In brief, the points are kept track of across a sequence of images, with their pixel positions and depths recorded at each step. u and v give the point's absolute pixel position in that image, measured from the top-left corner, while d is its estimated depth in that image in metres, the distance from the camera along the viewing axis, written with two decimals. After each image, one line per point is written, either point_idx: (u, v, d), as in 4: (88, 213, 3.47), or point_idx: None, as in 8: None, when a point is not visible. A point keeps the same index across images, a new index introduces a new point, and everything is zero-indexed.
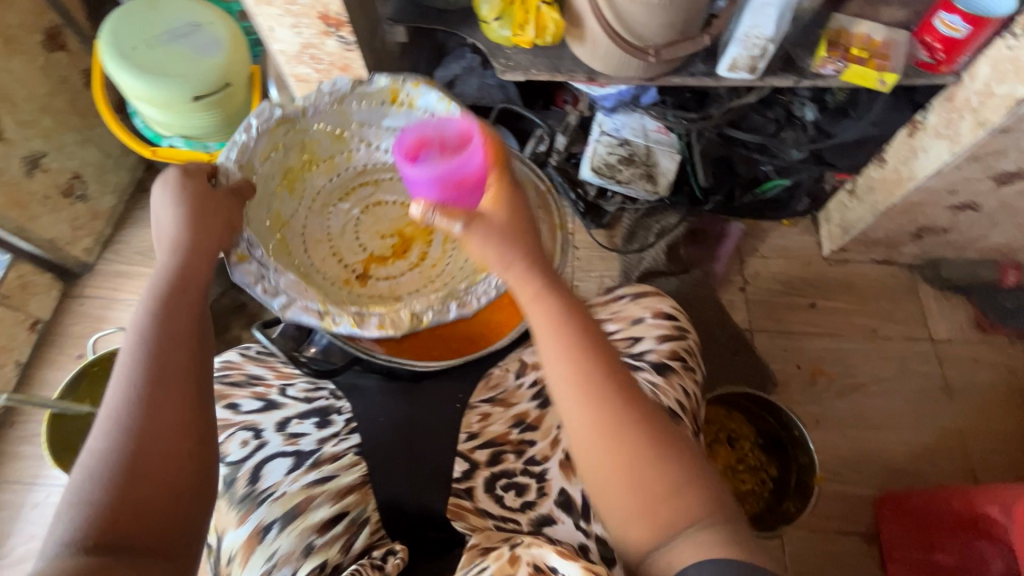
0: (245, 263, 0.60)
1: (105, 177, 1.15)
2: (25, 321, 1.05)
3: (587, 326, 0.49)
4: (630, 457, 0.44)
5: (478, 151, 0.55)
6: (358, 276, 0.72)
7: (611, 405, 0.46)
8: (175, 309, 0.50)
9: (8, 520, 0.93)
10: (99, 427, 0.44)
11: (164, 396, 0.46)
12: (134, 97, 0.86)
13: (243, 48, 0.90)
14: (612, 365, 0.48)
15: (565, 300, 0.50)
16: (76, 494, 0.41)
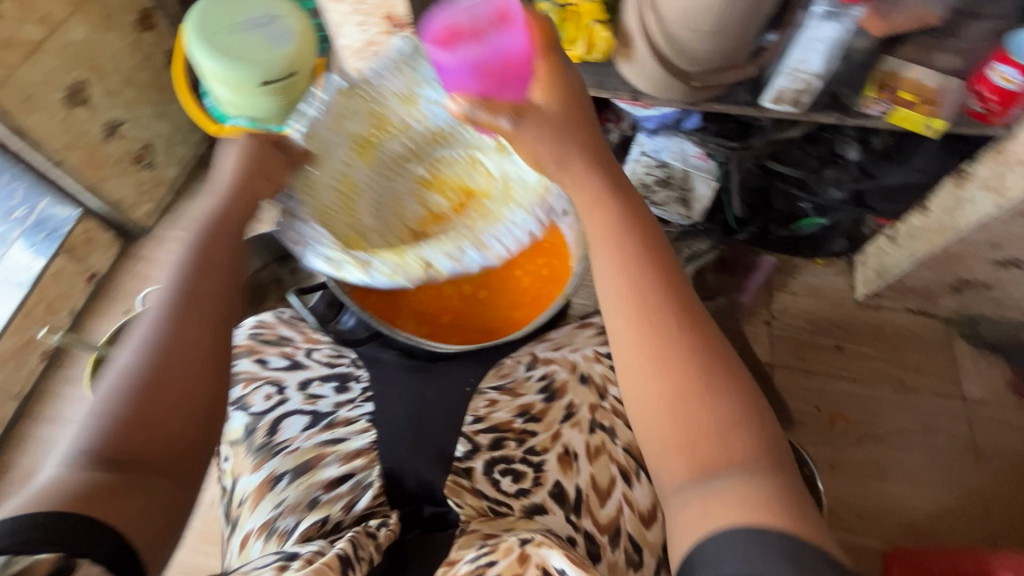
0: (290, 218, 0.64)
1: (172, 150, 1.24)
2: (83, 273, 1.13)
3: (649, 258, 0.50)
4: (676, 389, 0.45)
5: (521, 32, 0.56)
6: (416, 233, 0.75)
7: (663, 332, 0.46)
8: (213, 245, 0.54)
9: (44, 454, 1.00)
10: (131, 346, 0.48)
11: (188, 322, 0.49)
12: (209, 77, 0.93)
13: (312, 42, 0.97)
14: (671, 292, 0.48)
15: (630, 227, 0.52)
16: (96, 406, 0.45)
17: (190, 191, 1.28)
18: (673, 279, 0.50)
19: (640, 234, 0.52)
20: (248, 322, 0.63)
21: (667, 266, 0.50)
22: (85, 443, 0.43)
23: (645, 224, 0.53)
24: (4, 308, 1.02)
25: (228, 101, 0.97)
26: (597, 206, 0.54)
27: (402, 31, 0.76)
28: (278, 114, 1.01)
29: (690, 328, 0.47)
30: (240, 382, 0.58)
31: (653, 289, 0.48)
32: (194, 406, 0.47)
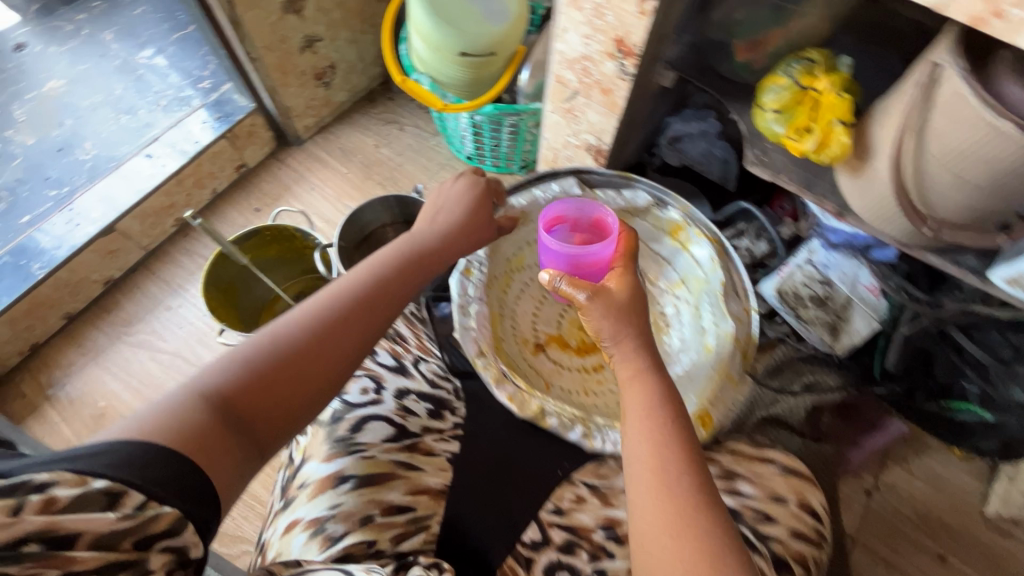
0: (470, 276, 0.70)
1: (350, 77, 1.27)
2: (235, 161, 1.19)
3: (674, 448, 0.49)
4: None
5: (613, 241, 0.64)
6: (537, 343, 0.75)
7: (666, 532, 0.45)
8: (406, 271, 0.59)
9: (145, 308, 1.08)
10: (301, 315, 0.52)
11: (355, 329, 0.53)
12: (416, 30, 0.94)
13: (523, 27, 0.93)
14: (694, 493, 0.47)
15: (664, 411, 0.51)
16: (246, 350, 0.48)
17: (350, 120, 1.32)
18: (693, 475, 0.48)
19: (673, 422, 0.51)
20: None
21: (694, 457, 0.49)
22: (224, 386, 0.46)
23: (681, 410, 0.52)
24: (164, 170, 1.10)
25: (422, 56, 0.97)
26: (646, 388, 0.53)
27: (625, 59, 0.70)
28: (461, 86, 0.99)
29: (699, 533, 0.45)
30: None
31: (675, 482, 0.47)
32: (318, 404, 0.50)
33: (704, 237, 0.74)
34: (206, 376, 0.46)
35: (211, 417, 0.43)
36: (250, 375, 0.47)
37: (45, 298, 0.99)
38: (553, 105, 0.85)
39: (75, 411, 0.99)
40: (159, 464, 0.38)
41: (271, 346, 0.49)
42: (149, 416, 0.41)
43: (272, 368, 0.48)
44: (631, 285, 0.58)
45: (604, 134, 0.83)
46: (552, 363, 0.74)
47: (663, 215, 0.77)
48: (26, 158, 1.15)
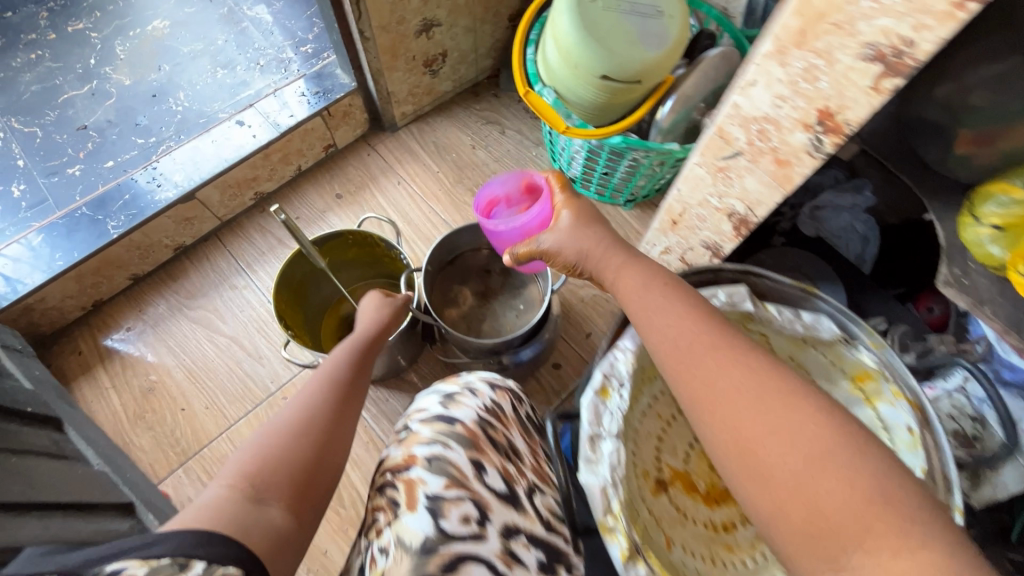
0: (605, 399, 0.55)
1: (459, 66, 1.16)
2: (325, 140, 1.11)
3: (759, 395, 0.46)
4: (850, 548, 0.39)
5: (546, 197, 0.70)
6: (659, 479, 0.62)
7: (809, 481, 0.42)
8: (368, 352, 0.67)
9: (210, 284, 1.03)
10: (287, 407, 0.56)
11: (344, 401, 0.59)
12: (552, 33, 0.82)
13: (679, 57, 0.80)
14: (812, 428, 0.44)
15: (736, 363, 0.48)
16: (251, 448, 0.51)
17: (449, 113, 1.22)
18: (795, 408, 0.45)
19: (745, 368, 0.48)
20: (484, 398, 0.53)
21: (787, 392, 0.46)
22: (252, 469, 0.49)
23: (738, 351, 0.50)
24: (253, 141, 1.03)
25: (552, 64, 0.85)
26: (707, 352, 0.50)
27: (825, 134, 0.56)
28: (589, 107, 0.87)
29: (840, 465, 0.41)
30: (442, 478, 0.46)
31: (777, 430, 0.44)
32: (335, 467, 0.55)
33: (901, 400, 0.55)
34: (228, 471, 0.49)
35: (245, 497, 0.47)
36: (266, 462, 0.50)
37: (116, 258, 0.96)
38: (703, 159, 0.71)
39: (126, 380, 0.96)
40: (220, 544, 0.42)
41: (276, 433, 0.53)
42: (186, 516, 0.44)
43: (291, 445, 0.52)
44: (584, 215, 0.64)
45: (758, 204, 0.70)
46: (675, 508, 0.61)
47: (851, 353, 0.60)
48: (119, 99, 1.10)
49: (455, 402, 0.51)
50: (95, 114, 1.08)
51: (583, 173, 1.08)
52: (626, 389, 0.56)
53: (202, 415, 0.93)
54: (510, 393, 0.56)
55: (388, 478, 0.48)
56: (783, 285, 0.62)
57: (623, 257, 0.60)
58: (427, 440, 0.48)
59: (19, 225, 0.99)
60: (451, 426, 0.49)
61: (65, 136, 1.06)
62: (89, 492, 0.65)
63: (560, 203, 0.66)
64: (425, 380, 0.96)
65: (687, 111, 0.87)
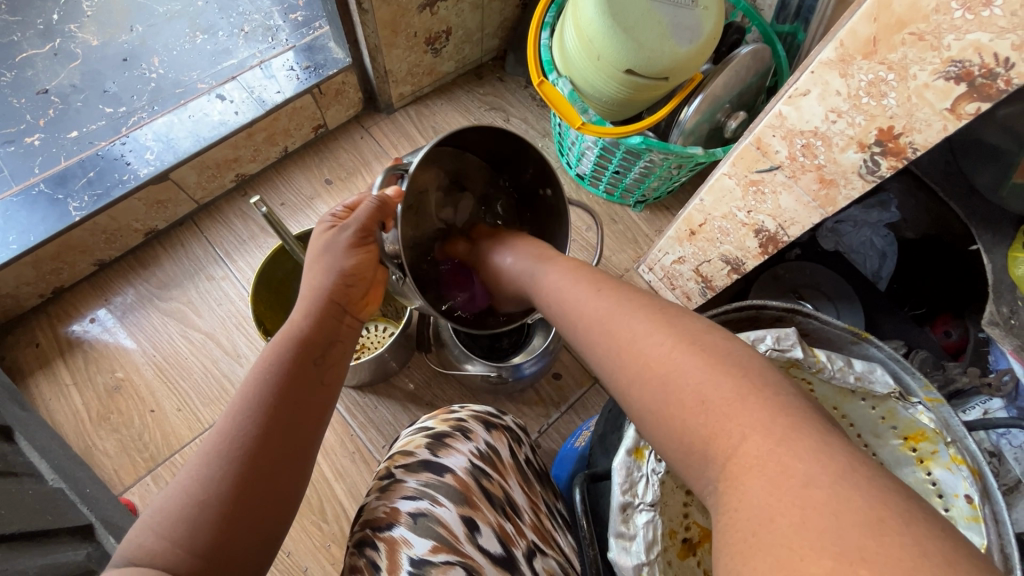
0: (638, 462, 0.48)
1: (463, 46, 1.07)
2: (315, 120, 1.02)
3: (614, 331, 0.44)
4: (707, 461, 0.35)
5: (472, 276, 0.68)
6: (687, 541, 0.55)
7: (662, 404, 0.38)
8: (318, 348, 0.52)
9: (184, 273, 0.95)
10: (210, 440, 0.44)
11: (283, 424, 0.46)
12: (573, 16, 0.74)
13: (710, 53, 0.73)
14: (661, 346, 0.40)
15: (631, 308, 0.45)
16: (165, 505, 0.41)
17: (450, 96, 1.13)
18: (646, 335, 0.42)
19: (618, 311, 0.45)
20: (479, 442, 0.44)
21: (644, 323, 0.43)
22: (151, 548, 0.39)
23: (614, 295, 0.47)
24: (236, 118, 0.93)
25: (569, 51, 0.78)
26: (586, 303, 0.48)
27: (882, 154, 0.51)
28: (607, 102, 0.80)
29: (686, 379, 0.38)
30: (428, 541, 0.37)
31: (630, 364, 0.41)
32: (274, 517, 0.44)
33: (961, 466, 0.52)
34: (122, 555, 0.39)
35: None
36: (176, 528, 0.40)
37: (78, 242, 0.87)
38: (734, 170, 0.65)
39: (89, 376, 0.88)
40: None
41: (193, 486, 0.42)
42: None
43: (193, 523, 0.40)
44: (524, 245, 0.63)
45: (791, 223, 0.65)
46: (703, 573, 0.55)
47: (904, 411, 0.55)
48: (85, 61, 0.98)
49: (445, 447, 0.43)
50: (58, 77, 0.97)
51: (592, 171, 1.01)
52: (662, 450, 0.48)
53: (173, 418, 0.86)
54: (507, 433, 0.48)
55: (367, 535, 0.39)
56: (831, 326, 0.57)
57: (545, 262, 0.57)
58: (412, 492, 0.40)
59: None
60: (440, 476, 0.41)
61: (22, 101, 0.95)
62: (42, 514, 0.59)
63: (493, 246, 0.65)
64: (417, 387, 0.90)
65: (711, 113, 0.81)
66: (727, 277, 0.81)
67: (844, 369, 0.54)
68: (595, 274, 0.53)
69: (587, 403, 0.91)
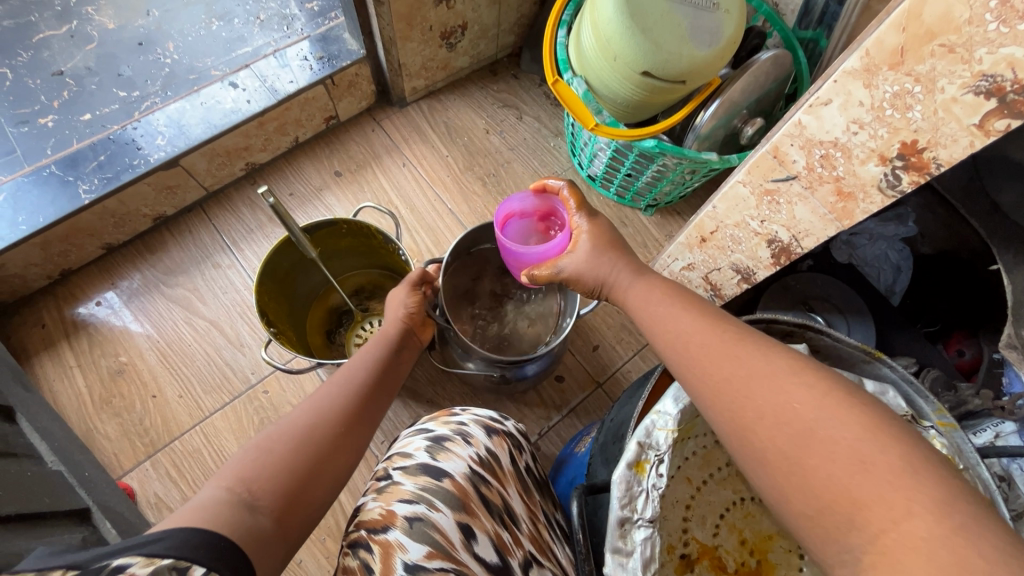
0: (638, 476, 0.47)
1: (479, 42, 1.06)
2: (327, 111, 1.02)
3: (744, 366, 0.45)
4: (853, 526, 0.37)
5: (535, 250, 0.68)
6: (684, 557, 0.54)
7: (805, 452, 0.40)
8: (389, 362, 0.64)
9: (191, 259, 0.95)
10: (307, 404, 0.53)
11: (365, 406, 0.56)
12: (591, 15, 0.73)
13: (729, 56, 0.72)
14: (803, 392, 0.42)
15: (728, 340, 0.48)
16: (263, 440, 0.47)
17: (463, 92, 1.12)
18: (782, 375, 0.43)
19: (736, 343, 0.47)
20: (479, 448, 0.44)
21: (777, 364, 0.44)
22: (250, 468, 0.44)
23: (732, 329, 0.49)
24: (248, 107, 0.93)
25: (586, 50, 0.76)
26: (696, 330, 0.50)
27: (904, 168, 0.50)
28: (622, 104, 0.79)
29: (842, 433, 0.39)
30: (424, 546, 0.37)
31: (766, 406, 0.43)
32: (338, 482, 0.49)
33: None
34: (227, 470, 0.44)
35: (243, 504, 0.41)
36: (274, 456, 0.46)
37: (87, 225, 0.88)
38: (749, 178, 0.64)
39: (94, 359, 0.88)
40: (214, 546, 0.36)
41: (293, 428, 0.49)
42: (174, 517, 0.38)
43: (299, 451, 0.47)
44: (601, 240, 0.61)
45: (806, 235, 0.63)
46: None
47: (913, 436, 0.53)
48: (101, 44, 0.98)
49: (445, 451, 0.42)
50: (73, 59, 0.97)
51: (604, 173, 1.00)
52: (663, 464, 0.48)
53: (175, 405, 0.86)
54: (508, 440, 0.47)
55: (362, 536, 0.38)
56: (843, 343, 0.56)
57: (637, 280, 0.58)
58: (409, 496, 0.39)
59: None
60: (438, 481, 0.40)
61: (37, 82, 0.95)
62: (39, 496, 0.59)
63: (578, 222, 0.63)
64: (418, 383, 0.90)
65: (727, 118, 0.80)
66: (737, 287, 0.80)
67: None
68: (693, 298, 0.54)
69: (588, 407, 0.90)
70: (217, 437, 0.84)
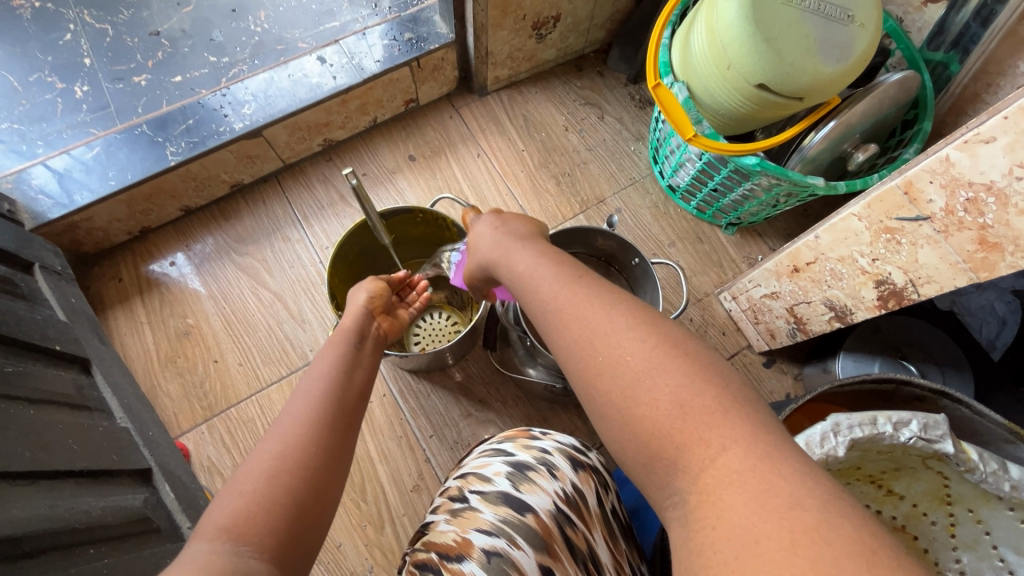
0: None
1: (569, 34, 1.02)
2: (408, 94, 1.01)
3: (597, 330, 0.39)
4: (676, 468, 0.32)
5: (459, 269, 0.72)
6: None
7: (632, 402, 0.35)
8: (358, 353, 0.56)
9: (263, 232, 0.95)
10: (274, 427, 0.45)
11: (337, 408, 0.48)
12: (708, 16, 0.67)
13: (857, 75, 0.65)
14: (636, 345, 0.37)
15: (591, 299, 0.41)
16: (235, 483, 0.40)
17: (545, 85, 1.08)
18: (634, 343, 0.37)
19: (584, 303, 0.41)
20: (566, 483, 0.41)
21: (620, 321, 0.39)
22: (231, 517, 0.37)
23: (583, 290, 0.42)
24: (333, 83, 0.92)
25: (695, 54, 0.71)
26: (551, 292, 0.44)
27: None
28: (725, 115, 0.74)
29: (665, 380, 0.34)
30: None
31: (605, 362, 0.37)
32: (332, 496, 0.43)
33: None
34: (209, 522, 0.38)
35: (232, 551, 0.35)
36: (254, 497, 0.39)
37: (170, 187, 0.89)
38: (868, 213, 0.59)
39: (163, 318, 0.90)
40: None
41: (265, 460, 0.42)
42: None
43: (282, 484, 0.40)
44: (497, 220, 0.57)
45: (926, 281, 0.57)
46: None
47: None
48: (197, 8, 0.99)
49: (528, 482, 0.40)
50: (170, 21, 0.98)
51: (686, 185, 0.95)
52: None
53: (234, 372, 0.87)
54: (594, 476, 0.44)
55: (431, 559, 0.37)
56: (985, 418, 0.51)
57: (511, 240, 0.53)
58: (488, 527, 0.37)
59: (77, 130, 0.92)
60: (520, 515, 0.38)
61: (135, 40, 0.97)
62: (108, 453, 0.60)
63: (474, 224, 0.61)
64: (472, 381, 0.88)
65: (838, 141, 0.73)
66: (827, 323, 0.74)
67: (999, 473, 0.47)
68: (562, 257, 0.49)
69: None
70: (271, 410, 0.85)
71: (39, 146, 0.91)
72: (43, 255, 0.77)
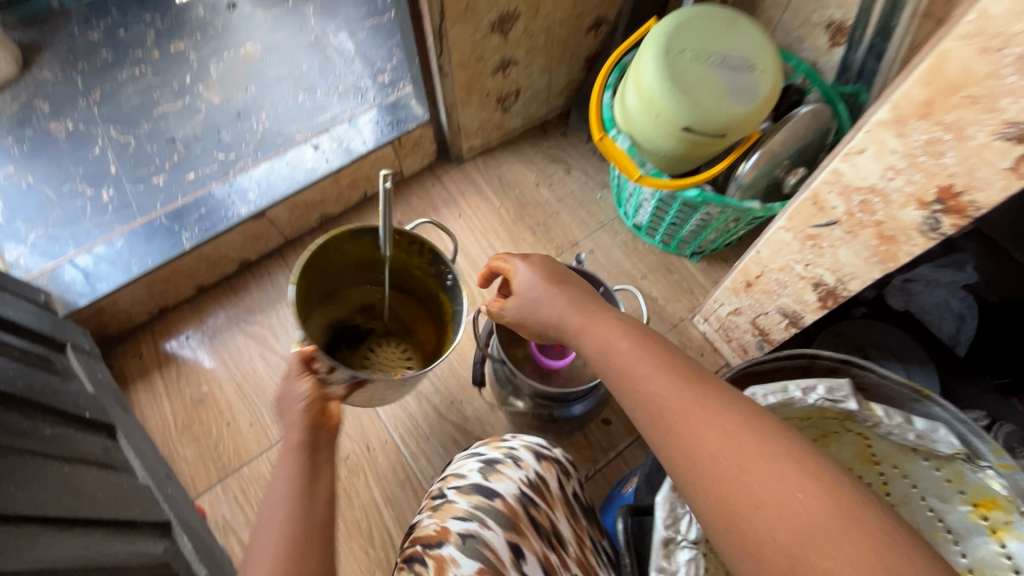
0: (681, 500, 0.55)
1: (530, 104, 1.16)
2: (392, 168, 1.13)
3: (736, 445, 0.44)
4: None
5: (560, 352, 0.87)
6: None
7: (814, 552, 0.39)
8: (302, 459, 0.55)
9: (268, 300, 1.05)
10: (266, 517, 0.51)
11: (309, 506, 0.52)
12: (634, 78, 0.79)
13: (768, 111, 0.76)
14: (807, 483, 0.41)
15: (711, 408, 0.47)
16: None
17: (516, 149, 1.21)
18: (782, 461, 0.43)
19: (714, 413, 0.46)
20: (528, 471, 0.47)
21: (775, 448, 0.43)
22: None
23: (713, 396, 0.47)
24: (326, 165, 1.05)
25: (629, 109, 0.83)
26: (666, 390, 0.49)
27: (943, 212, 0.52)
28: (665, 157, 0.84)
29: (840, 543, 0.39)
30: (474, 562, 0.40)
31: (767, 496, 0.42)
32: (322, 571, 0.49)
33: None
34: None
35: None
36: None
37: (184, 268, 1.00)
38: (791, 224, 0.66)
39: (179, 388, 0.97)
40: None
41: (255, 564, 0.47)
42: None
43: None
44: (551, 274, 0.63)
45: (851, 278, 0.65)
46: None
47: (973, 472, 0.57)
48: (207, 115, 1.14)
49: (496, 472, 0.46)
50: (184, 128, 1.13)
51: (649, 222, 1.04)
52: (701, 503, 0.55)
53: (246, 432, 0.93)
54: (556, 464, 0.50)
55: (417, 551, 0.42)
56: (888, 379, 0.61)
57: (589, 309, 0.59)
58: (462, 514, 0.43)
59: (104, 227, 1.04)
60: (489, 500, 0.44)
61: (155, 147, 1.12)
62: (131, 506, 0.65)
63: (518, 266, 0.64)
64: (468, 421, 0.93)
65: (769, 168, 0.83)
66: (786, 331, 0.80)
67: (903, 424, 0.57)
68: (635, 322, 0.57)
69: (635, 452, 0.90)
70: None
71: (71, 244, 1.03)
72: (75, 337, 0.86)
